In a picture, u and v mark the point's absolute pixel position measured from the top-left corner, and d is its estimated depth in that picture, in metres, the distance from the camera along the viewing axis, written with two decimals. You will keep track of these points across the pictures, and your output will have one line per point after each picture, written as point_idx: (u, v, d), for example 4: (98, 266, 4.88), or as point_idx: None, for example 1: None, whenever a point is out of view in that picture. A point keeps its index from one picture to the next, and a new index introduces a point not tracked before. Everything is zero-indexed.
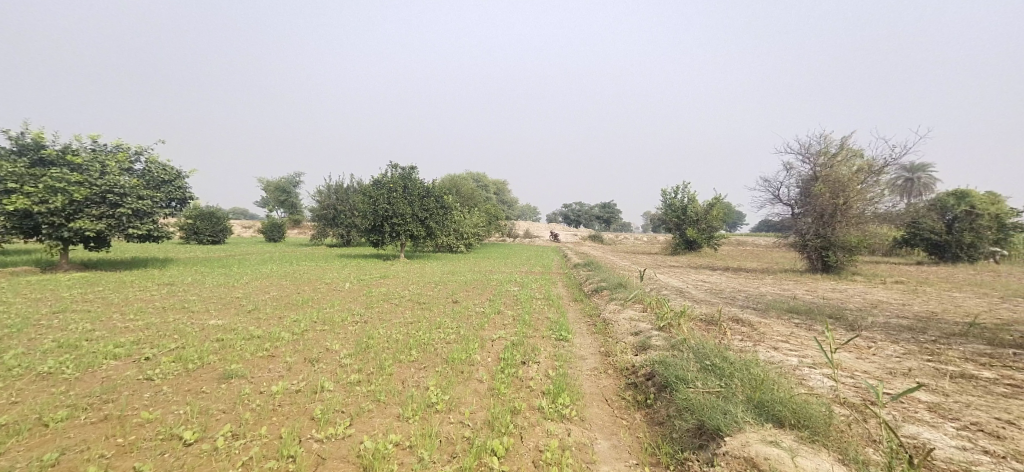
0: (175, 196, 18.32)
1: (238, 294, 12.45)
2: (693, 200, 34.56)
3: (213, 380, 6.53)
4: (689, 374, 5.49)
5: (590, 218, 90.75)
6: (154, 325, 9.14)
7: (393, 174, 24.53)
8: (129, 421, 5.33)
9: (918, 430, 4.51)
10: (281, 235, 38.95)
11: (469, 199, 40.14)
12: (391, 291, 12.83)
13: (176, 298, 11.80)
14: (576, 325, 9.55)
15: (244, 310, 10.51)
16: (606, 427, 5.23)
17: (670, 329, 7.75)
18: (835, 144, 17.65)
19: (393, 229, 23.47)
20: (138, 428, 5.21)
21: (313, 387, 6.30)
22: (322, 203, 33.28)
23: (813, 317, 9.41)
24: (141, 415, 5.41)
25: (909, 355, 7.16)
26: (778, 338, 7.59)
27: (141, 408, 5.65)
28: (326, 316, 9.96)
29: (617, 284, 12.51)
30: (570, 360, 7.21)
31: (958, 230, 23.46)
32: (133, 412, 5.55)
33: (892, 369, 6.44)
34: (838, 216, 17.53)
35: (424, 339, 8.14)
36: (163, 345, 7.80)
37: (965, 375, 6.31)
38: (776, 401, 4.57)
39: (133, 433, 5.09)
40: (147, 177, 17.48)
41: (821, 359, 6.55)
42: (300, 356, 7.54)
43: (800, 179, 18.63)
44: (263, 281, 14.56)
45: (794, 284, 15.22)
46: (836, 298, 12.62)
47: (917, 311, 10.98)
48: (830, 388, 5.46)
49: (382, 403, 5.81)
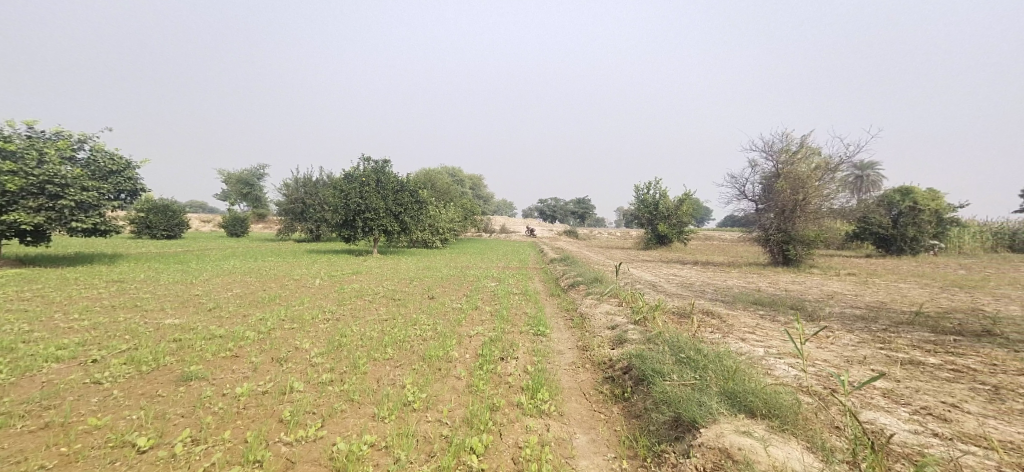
0: (124, 187, 17.29)
1: (197, 291, 11.90)
2: (664, 196, 35.35)
3: (169, 383, 6.23)
4: (665, 367, 5.63)
5: (567, 214, 91.78)
6: (103, 324, 8.63)
7: (365, 167, 23.97)
8: (74, 429, 5.03)
9: (875, 416, 4.78)
10: (244, 230, 37.48)
11: (446, 193, 39.74)
12: (363, 288, 12.58)
13: (128, 296, 11.17)
14: (553, 320, 9.62)
15: (204, 309, 10.06)
16: (585, 422, 5.30)
17: (646, 323, 7.92)
18: (796, 143, 18.37)
19: (366, 224, 22.97)
20: (84, 435, 4.93)
21: (282, 388, 6.10)
22: (290, 196, 32.18)
23: (777, 308, 9.82)
24: (87, 422, 5.12)
25: (864, 343, 7.58)
26: (746, 330, 7.89)
27: (87, 414, 5.34)
28: (295, 314, 9.66)
29: (593, 279, 12.68)
30: (548, 355, 7.27)
31: (902, 224, 24.92)
32: (78, 418, 5.24)
33: (850, 357, 6.81)
34: (798, 212, 18.33)
35: (399, 336, 8.02)
36: (112, 346, 7.38)
37: (914, 361, 6.74)
38: (748, 392, 4.76)
39: (79, 442, 4.81)
40: (91, 166, 16.45)
41: (786, 349, 6.85)
42: (266, 355, 7.29)
43: (763, 176, 19.33)
44: (226, 278, 13.98)
45: (758, 277, 15.84)
46: (796, 289, 13.22)
47: (869, 301, 11.65)
48: (795, 377, 5.72)
49: (355, 403, 5.70)
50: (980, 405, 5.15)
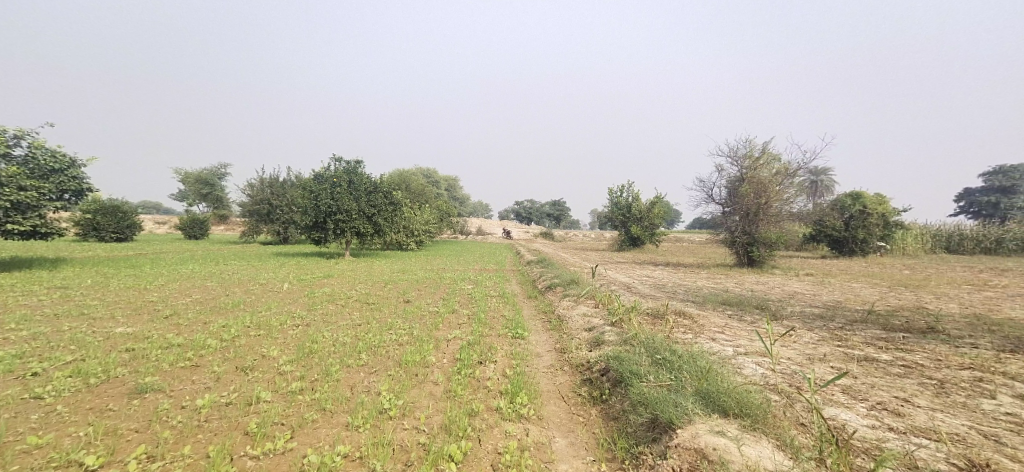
0: (68, 187, 16.21)
1: (153, 298, 11.32)
2: (636, 199, 36.08)
3: (122, 396, 5.91)
4: (642, 369, 5.75)
5: (542, 216, 92.37)
6: (45, 334, 8.10)
7: (337, 168, 23.41)
8: (11, 449, 4.70)
9: (837, 412, 5.04)
10: (203, 232, 35.92)
11: (420, 194, 39.27)
12: (335, 292, 12.29)
13: (75, 304, 10.52)
14: (531, 322, 9.66)
15: (161, 316, 9.59)
16: (563, 425, 5.35)
17: (622, 324, 8.07)
18: (758, 148, 19.11)
19: (337, 226, 22.42)
20: (23, 456, 4.62)
21: (248, 398, 5.89)
22: (255, 197, 31.05)
23: (744, 308, 10.20)
24: (27, 441, 4.79)
25: (823, 341, 7.95)
26: (715, 330, 8.15)
27: (26, 432, 5.00)
28: (262, 320, 9.34)
29: (569, 281, 12.81)
30: (526, 358, 7.30)
31: (853, 227, 26.30)
32: (16, 438, 4.90)
33: (811, 355, 7.14)
34: (760, 215, 19.07)
35: (374, 341, 7.87)
36: (56, 358, 6.93)
37: (869, 358, 7.12)
38: (721, 392, 4.94)
39: (17, 463, 4.50)
40: (30, 165, 15.40)
41: (754, 348, 7.12)
42: (230, 364, 7.02)
43: (728, 180, 20.02)
44: (185, 283, 13.36)
45: (724, 277, 16.40)
46: (760, 289, 13.76)
47: (827, 301, 12.26)
48: (763, 376, 5.95)
49: (327, 412, 5.56)
50: (929, 399, 5.49)
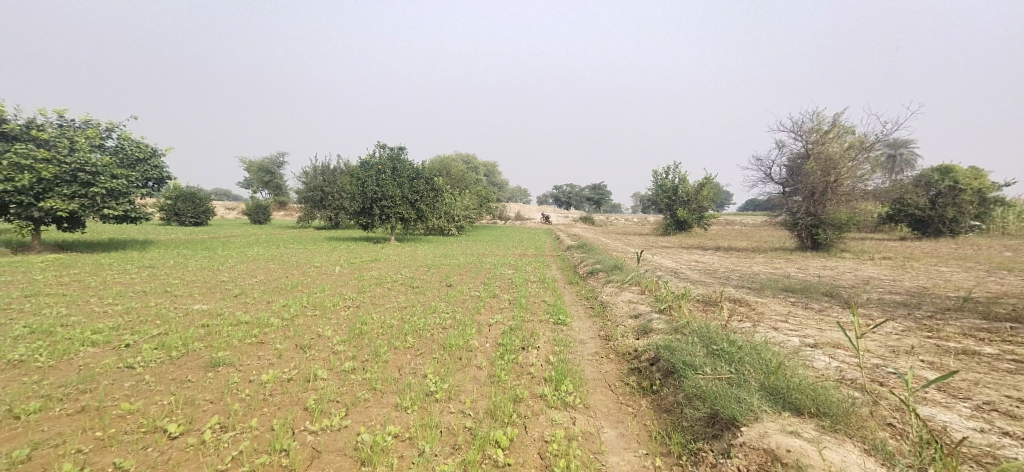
0: (152, 175, 17.53)
1: (223, 278, 11.99)
2: (683, 181, 34.38)
3: (199, 368, 6.19)
4: (696, 360, 5.31)
5: (581, 200, 90.46)
6: (135, 309, 8.71)
7: (381, 155, 23.86)
8: (108, 413, 4.99)
9: (933, 413, 4.39)
10: (266, 217, 38.04)
11: (460, 180, 39.43)
12: (383, 275, 12.48)
13: (157, 282, 11.29)
14: (573, 308, 9.35)
15: (230, 295, 10.12)
16: (612, 415, 5.04)
17: (671, 311, 7.58)
18: (827, 121, 17.42)
19: (382, 212, 22.99)
20: (119, 420, 4.89)
21: (306, 375, 5.99)
22: (309, 184, 32.46)
23: (809, 295, 9.33)
24: (121, 407, 5.07)
25: (909, 333, 7.07)
26: (777, 318, 7.48)
27: (121, 398, 5.31)
28: (316, 301, 9.61)
29: (613, 266, 12.33)
30: (570, 345, 7.01)
31: (941, 205, 23.73)
32: (113, 403, 5.21)
33: (895, 348, 6.34)
34: (828, 194, 17.51)
35: (419, 324, 7.87)
36: (144, 331, 7.41)
37: (967, 351, 6.23)
38: (793, 388, 4.44)
39: (113, 426, 4.76)
40: (120, 154, 16.69)
41: (824, 339, 6.43)
42: (291, 342, 7.22)
43: (791, 156, 18.48)
44: (250, 265, 14.11)
45: (785, 262, 15.21)
46: (828, 275, 12.61)
47: (910, 287, 11.00)
48: (838, 369, 5.34)
49: (378, 392, 5.55)
50: None
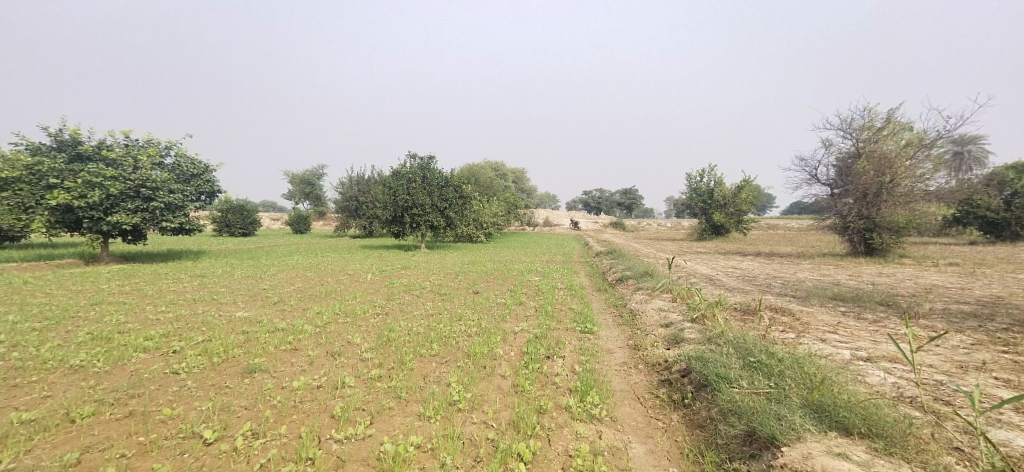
0: (205, 189, 18.51)
1: (264, 286, 12.44)
2: (720, 184, 33.15)
3: (236, 374, 6.38)
4: (732, 372, 4.98)
5: (612, 206, 88.79)
6: (183, 317, 9.14)
7: (411, 164, 24.26)
8: (152, 418, 5.19)
9: (1008, 437, 3.90)
10: (307, 226, 39.49)
11: (489, 188, 39.60)
12: (413, 282, 12.59)
13: (206, 290, 11.85)
14: (602, 316, 9.07)
15: (269, 302, 10.47)
16: (641, 429, 4.78)
17: (704, 320, 7.19)
18: (881, 118, 16.36)
19: (413, 220, 23.34)
20: (161, 425, 5.07)
21: (334, 383, 6.04)
22: (345, 194, 33.53)
23: (862, 305, 8.65)
24: (163, 412, 5.27)
25: (978, 346, 6.40)
26: (825, 329, 6.95)
27: (165, 404, 5.51)
28: (348, 308, 9.78)
29: (643, 273, 11.93)
30: (597, 354, 6.78)
31: (1016, 207, 21.74)
32: (156, 408, 5.41)
33: (962, 363, 5.73)
34: (883, 195, 16.34)
35: (445, 332, 7.83)
36: (190, 338, 7.73)
37: None
38: (842, 406, 4.05)
39: (155, 431, 4.94)
40: (178, 171, 17.73)
41: (879, 352, 5.91)
42: (322, 349, 7.34)
43: (840, 156, 17.46)
44: (288, 273, 14.61)
45: (836, 268, 14.26)
46: (883, 282, 11.71)
47: (979, 296, 10.02)
48: (894, 386, 4.87)
49: (403, 401, 5.51)
50: None
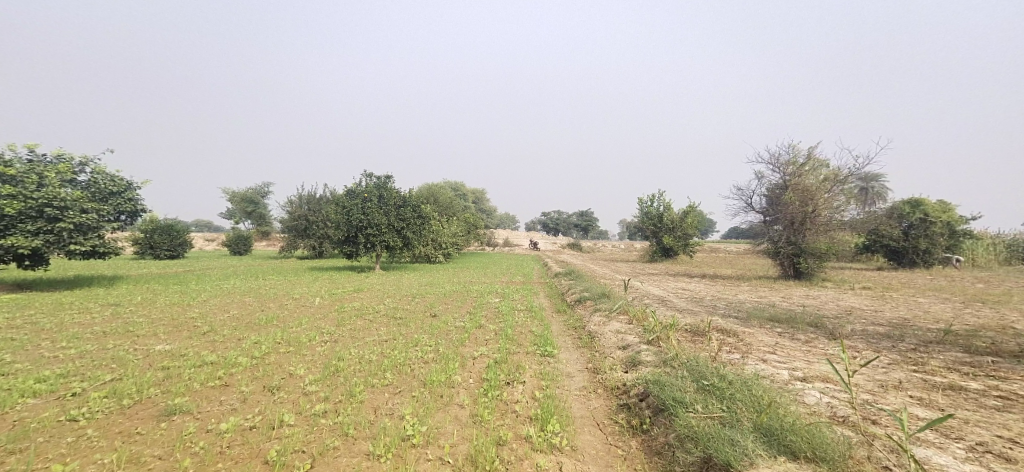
0: (125, 209, 16.88)
1: (192, 314, 11.45)
2: (669, 208, 34.78)
3: (151, 418, 5.76)
4: (687, 396, 5.16)
5: (569, 227, 90.97)
6: (89, 353, 8.19)
7: (368, 183, 23.71)
8: None
9: (928, 454, 4.29)
10: (247, 248, 37.18)
11: (449, 207, 39.29)
12: (365, 306, 12.10)
13: (120, 321, 10.71)
14: (561, 339, 9.13)
15: (198, 333, 9.64)
16: (600, 458, 4.80)
17: (659, 342, 7.43)
18: (802, 154, 17.91)
19: (368, 240, 22.62)
20: None
21: (271, 422, 5.63)
22: (294, 213, 32.07)
23: (795, 326, 9.26)
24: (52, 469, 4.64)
25: (895, 366, 7.04)
26: (765, 349, 7.39)
27: (55, 459, 4.86)
28: (291, 336, 9.21)
29: (601, 294, 12.20)
30: (556, 379, 6.80)
31: (913, 237, 24.36)
32: (42, 465, 4.76)
33: (883, 382, 6.27)
34: (807, 224, 17.83)
35: (399, 359, 7.55)
36: (95, 377, 6.93)
37: (954, 386, 6.19)
38: (788, 430, 4.28)
39: None
40: (92, 189, 16.14)
41: (813, 372, 6.34)
42: (258, 384, 6.83)
43: (769, 187, 18.87)
44: (224, 299, 13.58)
45: (770, 291, 15.30)
46: (811, 304, 12.68)
47: (890, 317, 11.10)
48: (829, 406, 5.22)
49: (350, 438, 5.21)
50: None
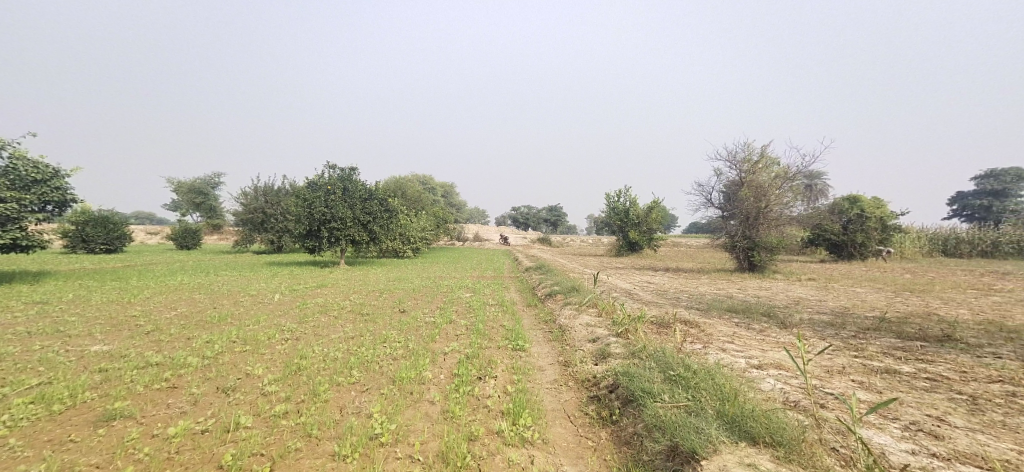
0: (52, 198, 15.56)
1: (136, 313, 10.75)
2: (635, 204, 35.58)
3: (87, 424, 5.38)
4: (655, 387, 5.32)
5: (537, 222, 91.49)
6: (14, 356, 7.54)
7: (330, 175, 22.92)
8: None
9: (871, 435, 4.61)
10: (195, 242, 35.23)
11: (416, 201, 38.63)
12: (328, 302, 11.73)
13: (52, 321, 9.91)
14: (531, 333, 9.18)
15: (142, 332, 9.06)
16: (571, 450, 4.88)
17: (627, 335, 7.61)
18: (757, 152, 18.73)
19: (332, 234, 21.92)
20: None
21: (226, 424, 5.37)
22: (248, 206, 30.58)
23: (751, 316, 9.71)
24: None
25: (839, 352, 7.51)
26: (724, 339, 7.71)
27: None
28: (248, 334, 8.81)
29: (570, 288, 12.36)
30: (527, 372, 6.84)
31: (852, 231, 26.03)
32: None
33: (830, 368, 6.69)
34: (760, 219, 18.70)
35: (366, 356, 7.38)
36: (21, 382, 6.39)
37: (890, 370, 6.68)
38: (749, 417, 4.50)
39: None
40: (13, 176, 14.78)
41: (769, 359, 6.68)
42: (211, 385, 6.49)
43: (726, 184, 19.64)
44: (172, 296, 12.82)
45: (726, 283, 15.97)
46: (765, 295, 13.33)
47: (834, 307, 11.83)
48: (784, 392, 5.52)
49: (313, 439, 5.05)
50: (965, 418, 5.06)
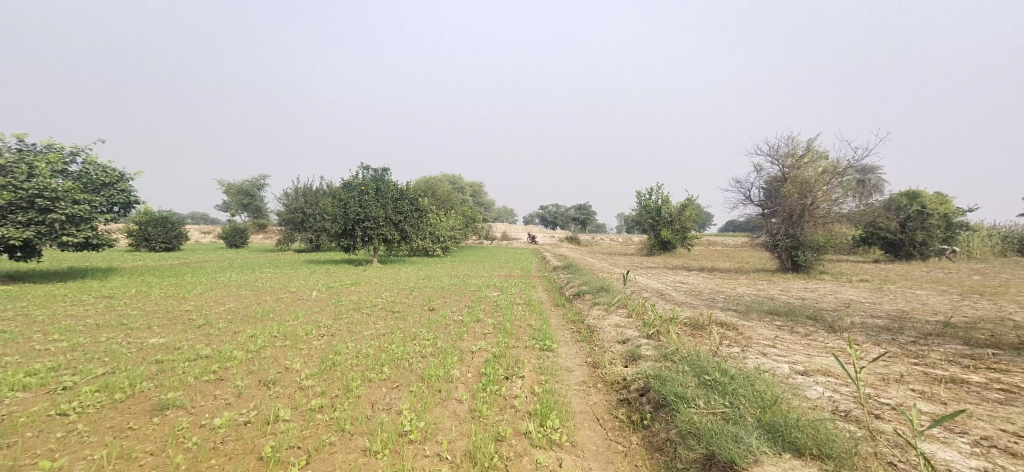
0: (117, 200, 16.65)
1: (187, 307, 11.33)
2: (667, 202, 34.64)
3: (144, 413, 5.67)
4: (689, 391, 5.09)
5: (568, 221, 90.81)
6: (81, 346, 8.07)
7: (364, 176, 23.52)
8: None
9: (933, 450, 4.23)
10: (243, 241, 36.96)
11: (445, 201, 39.12)
12: (362, 300, 12.00)
13: (113, 314, 10.58)
14: (560, 333, 9.05)
15: (193, 326, 9.52)
16: (600, 454, 4.74)
17: (660, 336, 7.37)
18: (802, 146, 17.82)
19: (365, 233, 22.47)
20: None
21: (266, 417, 5.54)
22: (290, 206, 31.83)
23: (794, 319, 9.21)
24: (39, 465, 4.53)
25: (896, 359, 6.98)
26: (765, 343, 7.34)
27: (43, 454, 4.75)
28: (288, 329, 9.11)
29: (600, 288, 12.14)
30: (556, 373, 6.72)
31: (910, 229, 24.34)
32: (29, 461, 4.66)
33: (885, 376, 6.21)
34: (806, 216, 17.78)
35: (397, 353, 7.47)
36: (87, 371, 6.82)
37: (955, 379, 6.14)
38: (793, 426, 4.22)
39: None
40: (84, 179, 15.89)
41: (814, 365, 6.29)
42: (253, 378, 6.73)
43: (768, 180, 18.78)
44: (219, 291, 13.46)
45: (768, 284, 15.26)
46: (810, 297, 12.64)
47: (889, 310, 11.07)
48: (831, 400, 5.16)
49: (346, 434, 5.12)
50: None
